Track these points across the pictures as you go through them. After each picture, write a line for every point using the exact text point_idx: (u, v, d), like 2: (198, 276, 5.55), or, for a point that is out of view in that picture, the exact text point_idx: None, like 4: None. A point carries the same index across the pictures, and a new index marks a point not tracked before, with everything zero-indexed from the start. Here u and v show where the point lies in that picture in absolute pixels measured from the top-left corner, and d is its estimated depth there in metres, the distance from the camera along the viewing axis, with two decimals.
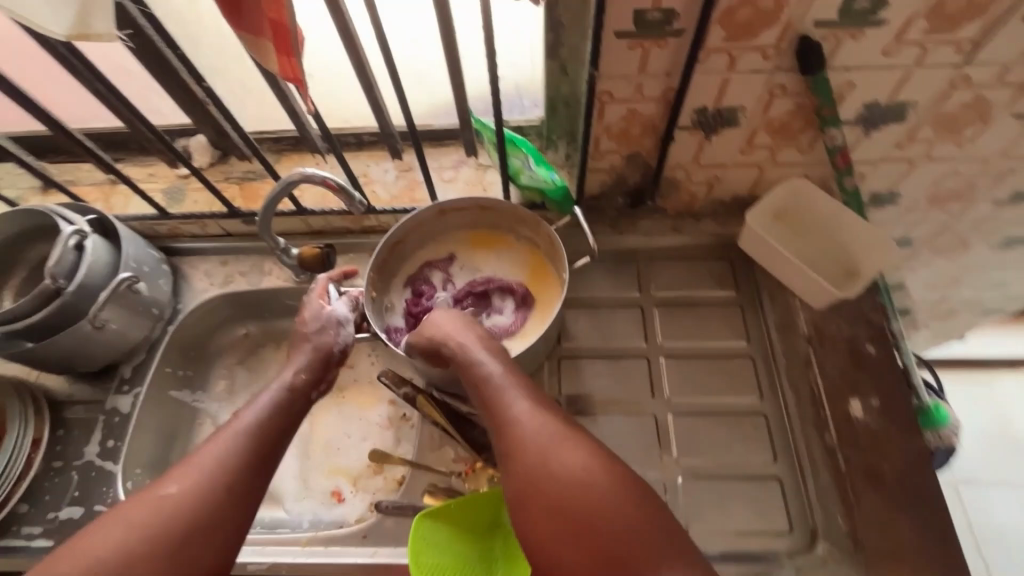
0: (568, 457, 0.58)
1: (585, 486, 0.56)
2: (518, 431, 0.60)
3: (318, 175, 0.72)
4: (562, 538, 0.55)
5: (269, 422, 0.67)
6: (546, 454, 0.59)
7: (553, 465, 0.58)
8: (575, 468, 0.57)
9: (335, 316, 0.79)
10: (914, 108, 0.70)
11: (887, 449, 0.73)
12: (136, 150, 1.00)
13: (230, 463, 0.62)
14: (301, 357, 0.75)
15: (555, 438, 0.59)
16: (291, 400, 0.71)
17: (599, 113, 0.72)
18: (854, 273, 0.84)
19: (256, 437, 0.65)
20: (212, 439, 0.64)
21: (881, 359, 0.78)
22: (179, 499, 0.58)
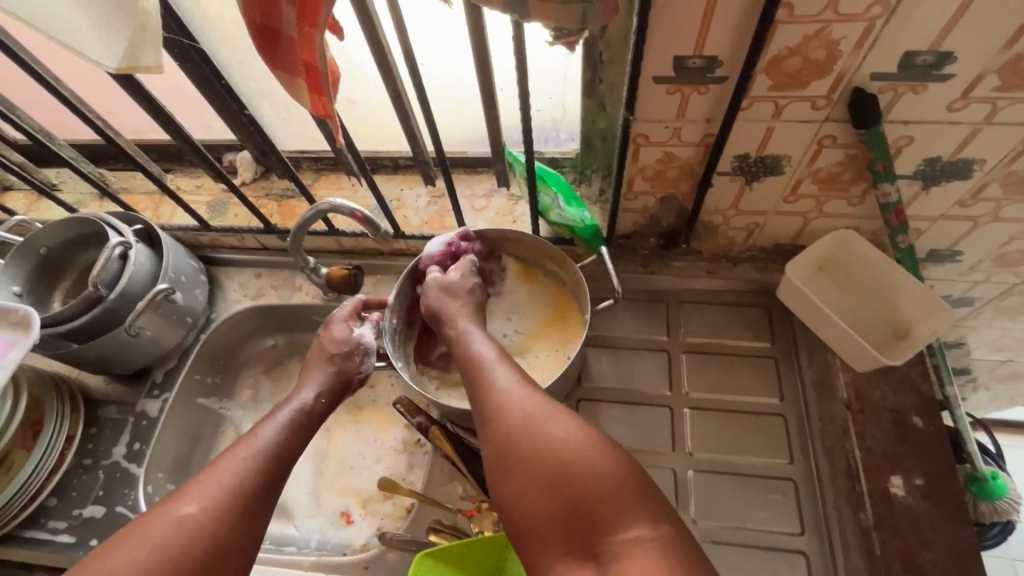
0: (543, 413, 0.56)
1: (560, 437, 0.54)
2: (495, 392, 0.60)
3: (345, 206, 0.73)
4: (539, 496, 0.52)
5: (284, 442, 0.67)
6: (521, 411, 0.57)
7: (528, 418, 0.56)
8: (550, 422, 0.56)
9: (361, 341, 0.79)
10: (981, 166, 0.65)
11: (929, 535, 0.66)
12: (186, 162, 1.05)
13: (244, 483, 0.61)
14: (319, 376, 0.76)
15: (531, 397, 0.58)
16: (306, 419, 0.71)
17: (634, 155, 0.70)
18: (903, 336, 0.79)
19: (270, 455, 0.65)
20: (228, 455, 0.63)
21: (930, 433, 0.72)
22: (196, 517, 0.56)
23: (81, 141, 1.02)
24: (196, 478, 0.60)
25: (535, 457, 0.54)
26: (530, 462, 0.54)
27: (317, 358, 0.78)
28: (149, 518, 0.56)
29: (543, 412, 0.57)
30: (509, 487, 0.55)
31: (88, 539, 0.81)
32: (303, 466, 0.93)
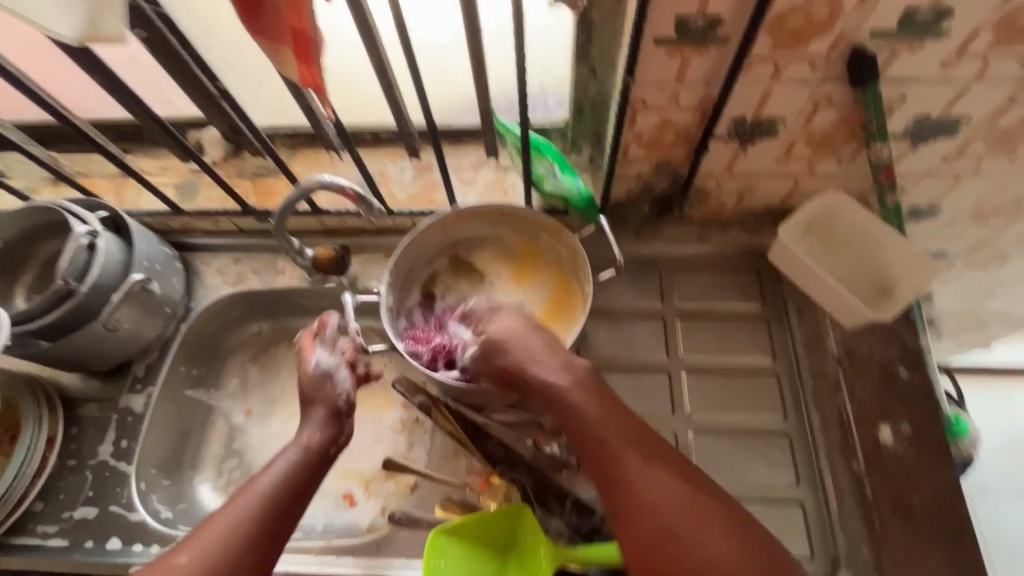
0: (680, 510, 0.55)
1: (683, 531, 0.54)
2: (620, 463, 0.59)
3: (334, 182, 0.69)
4: None
5: (288, 484, 0.63)
6: (651, 500, 0.56)
7: (665, 514, 0.55)
8: (682, 521, 0.54)
9: (324, 368, 0.73)
10: (968, 123, 0.66)
11: (915, 478, 0.70)
12: (148, 142, 0.98)
13: (243, 530, 0.58)
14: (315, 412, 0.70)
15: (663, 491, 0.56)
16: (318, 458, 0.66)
17: (630, 121, 0.69)
18: (888, 292, 0.81)
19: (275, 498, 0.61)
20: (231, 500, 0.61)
21: (914, 383, 0.75)
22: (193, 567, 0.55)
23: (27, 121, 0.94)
24: (198, 527, 0.59)
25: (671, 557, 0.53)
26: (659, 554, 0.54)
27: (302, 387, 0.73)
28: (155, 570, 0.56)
29: (676, 509, 0.55)
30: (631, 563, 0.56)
31: (82, 541, 0.78)
32: None
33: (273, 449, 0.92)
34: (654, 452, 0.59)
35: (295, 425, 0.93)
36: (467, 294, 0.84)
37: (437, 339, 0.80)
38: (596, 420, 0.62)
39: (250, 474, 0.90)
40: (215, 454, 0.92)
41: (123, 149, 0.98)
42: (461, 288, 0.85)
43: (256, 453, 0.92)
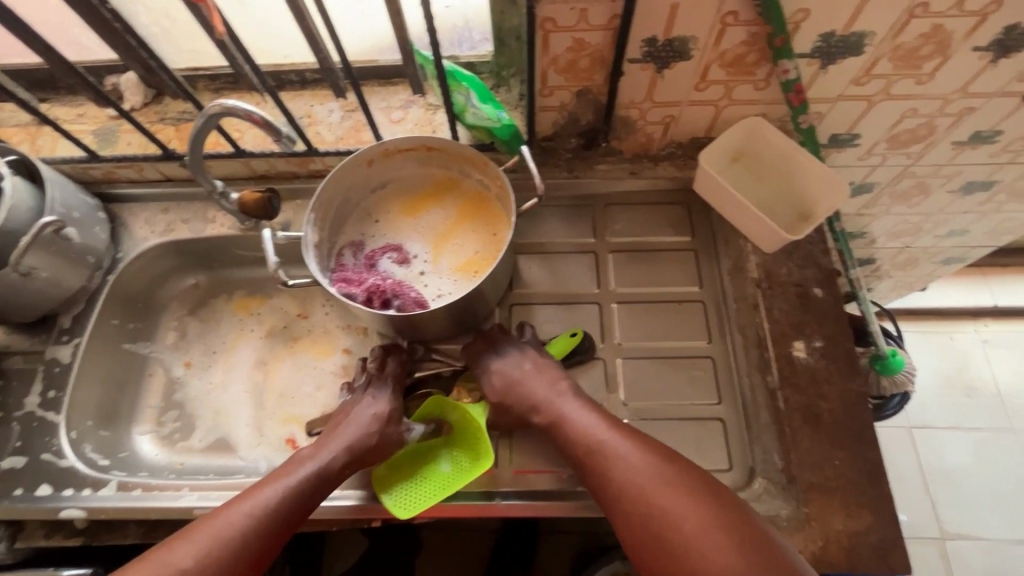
0: (650, 491, 0.61)
1: (681, 507, 0.59)
2: (606, 463, 0.64)
3: (237, 107, 0.67)
4: (623, 514, 0.62)
5: (312, 484, 0.67)
6: (635, 485, 0.62)
7: (636, 482, 0.62)
8: (684, 512, 0.59)
9: (368, 401, 0.76)
10: (871, 39, 0.67)
11: (826, 388, 0.74)
12: (63, 89, 0.94)
13: (278, 505, 0.65)
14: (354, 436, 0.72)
15: (642, 470, 0.63)
16: (351, 460, 0.70)
17: (543, 43, 0.68)
18: (808, 217, 0.83)
19: (302, 492, 0.66)
20: (267, 480, 0.67)
21: (828, 302, 0.78)
22: (233, 525, 0.62)
23: None
24: (242, 492, 0.66)
25: (653, 522, 0.60)
26: (646, 522, 0.60)
27: (355, 415, 0.74)
28: (211, 518, 0.63)
29: (654, 487, 0.61)
30: (634, 555, 0.61)
31: (12, 490, 0.76)
32: (244, 400, 0.91)
33: (214, 399, 0.91)
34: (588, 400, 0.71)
35: (234, 375, 0.93)
36: (397, 234, 0.85)
37: (370, 282, 0.78)
38: (554, 403, 0.71)
39: (191, 424, 0.90)
40: (155, 407, 0.91)
41: (37, 98, 0.94)
42: (386, 234, 0.85)
43: (197, 404, 0.91)
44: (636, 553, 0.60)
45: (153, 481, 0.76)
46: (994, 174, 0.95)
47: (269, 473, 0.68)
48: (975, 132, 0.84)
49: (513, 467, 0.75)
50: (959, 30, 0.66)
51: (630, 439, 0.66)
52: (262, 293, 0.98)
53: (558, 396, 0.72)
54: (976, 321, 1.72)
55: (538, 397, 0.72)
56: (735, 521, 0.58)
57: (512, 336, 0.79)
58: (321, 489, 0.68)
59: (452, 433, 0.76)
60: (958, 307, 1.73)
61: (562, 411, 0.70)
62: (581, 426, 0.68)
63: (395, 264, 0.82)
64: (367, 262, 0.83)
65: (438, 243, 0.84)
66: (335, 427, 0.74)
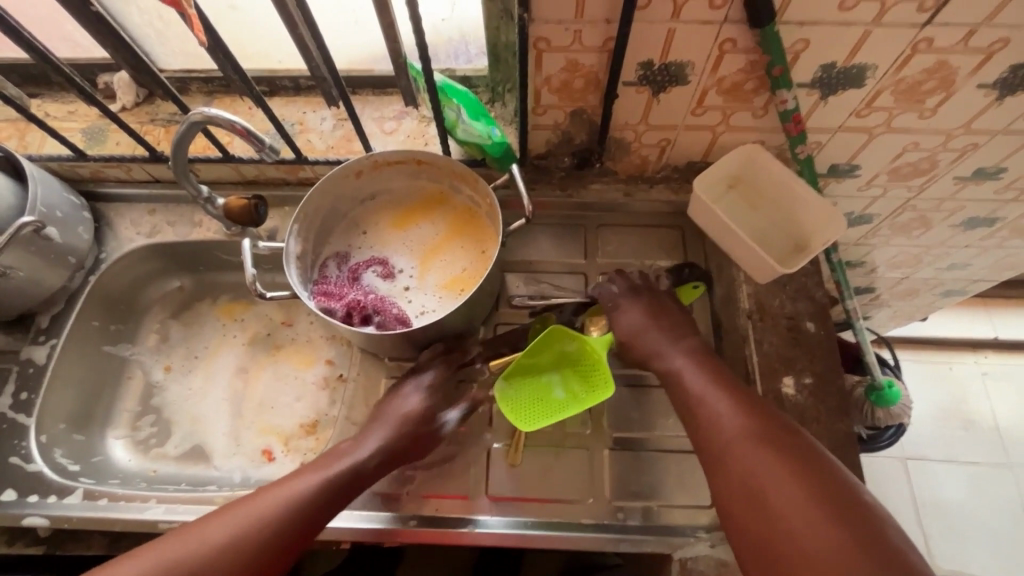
0: (750, 449, 0.58)
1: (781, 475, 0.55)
2: (707, 422, 0.62)
3: (220, 117, 0.66)
4: (720, 470, 0.59)
5: (311, 502, 0.62)
6: (735, 445, 0.59)
7: (736, 438, 0.59)
8: (782, 473, 0.55)
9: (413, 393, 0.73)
10: (872, 72, 0.66)
11: (814, 427, 0.72)
12: (54, 85, 0.93)
13: (317, 490, 0.63)
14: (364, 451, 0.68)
15: (746, 429, 0.59)
16: (349, 480, 0.65)
17: (536, 63, 0.67)
18: (804, 248, 0.82)
19: (300, 512, 0.61)
20: (272, 490, 0.62)
21: (820, 337, 0.76)
22: (280, 503, 0.60)
23: None
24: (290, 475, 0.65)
25: (747, 479, 0.56)
26: (743, 486, 0.56)
27: (393, 410, 0.72)
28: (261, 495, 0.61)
29: (752, 448, 0.58)
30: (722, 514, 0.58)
31: None
32: (222, 407, 0.89)
33: (192, 405, 0.90)
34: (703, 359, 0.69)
35: (213, 381, 0.91)
36: (384, 248, 0.83)
37: (351, 297, 0.77)
38: (669, 354, 0.70)
39: (167, 430, 0.88)
40: (131, 410, 0.90)
41: (28, 93, 0.93)
42: (372, 246, 0.83)
43: (174, 409, 0.90)
44: (725, 509, 0.57)
45: (121, 491, 0.74)
46: (997, 211, 0.93)
47: (279, 479, 0.64)
48: (978, 168, 0.82)
49: (488, 494, 0.74)
50: (963, 67, 0.64)
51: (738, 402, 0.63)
52: (246, 299, 0.97)
53: (676, 347, 0.70)
54: (976, 353, 1.70)
55: (661, 346, 0.71)
56: (836, 498, 0.53)
57: (653, 287, 0.78)
58: (354, 485, 0.66)
59: (570, 361, 0.74)
60: (958, 337, 1.70)
61: (677, 363, 0.69)
62: (692, 380, 0.66)
63: (379, 279, 0.81)
64: (351, 275, 0.81)
65: (423, 258, 0.82)
66: (376, 419, 0.72)
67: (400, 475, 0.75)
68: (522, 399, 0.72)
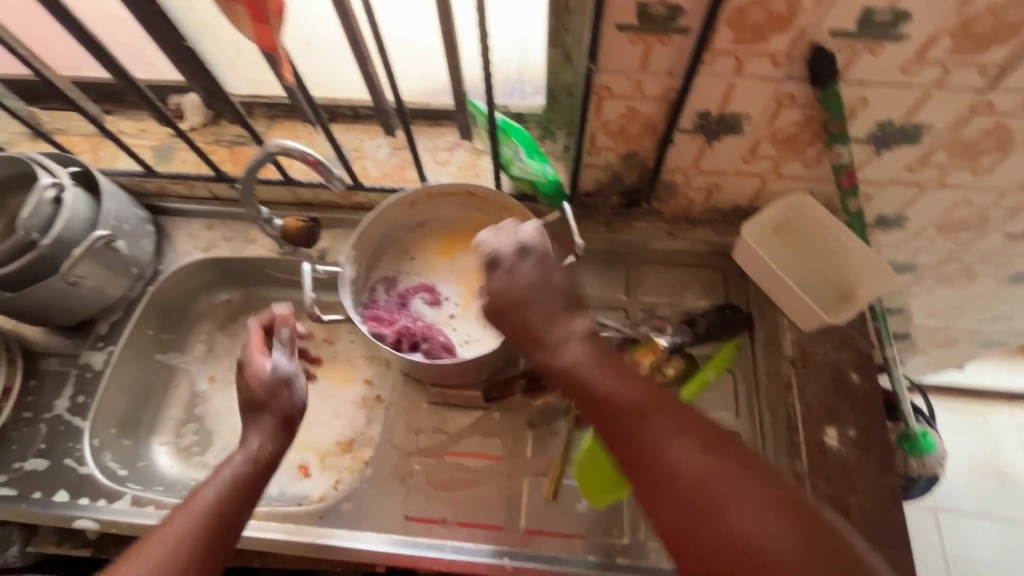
0: (685, 460, 0.50)
1: (707, 466, 0.49)
2: (613, 414, 0.54)
3: (296, 149, 0.69)
4: (661, 495, 0.50)
5: (221, 508, 0.57)
6: (651, 436, 0.52)
7: (670, 451, 0.50)
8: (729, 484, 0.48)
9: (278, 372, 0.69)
10: (929, 131, 0.66)
11: (857, 481, 0.71)
12: (128, 103, 0.98)
13: (220, 493, 0.59)
14: (250, 442, 0.64)
15: (671, 436, 0.51)
16: (250, 473, 0.61)
17: (596, 108, 0.69)
18: (848, 297, 0.82)
19: (206, 524, 0.56)
20: (162, 529, 0.55)
21: (865, 389, 0.76)
22: (188, 523, 0.55)
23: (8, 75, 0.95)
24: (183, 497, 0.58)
25: (692, 499, 0.48)
26: (669, 487, 0.50)
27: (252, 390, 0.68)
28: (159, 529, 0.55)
29: (689, 461, 0.50)
30: (672, 547, 0.49)
31: (30, 492, 0.78)
32: None
33: (233, 417, 0.92)
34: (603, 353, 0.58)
35: None
36: (434, 275, 0.85)
37: (401, 323, 0.79)
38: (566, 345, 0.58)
39: (209, 439, 0.91)
40: (176, 418, 0.92)
41: (103, 110, 0.99)
42: (419, 273, 0.86)
43: (216, 419, 0.92)
44: (675, 542, 0.49)
45: (167, 499, 0.76)
46: None
47: (170, 512, 0.57)
48: None
49: (523, 526, 0.74)
50: (1021, 130, 0.65)
51: (658, 402, 0.54)
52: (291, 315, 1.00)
53: (566, 326, 0.60)
54: (1012, 405, 1.65)
55: (547, 317, 0.60)
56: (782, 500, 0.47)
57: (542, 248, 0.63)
58: (260, 471, 0.63)
59: None
60: (994, 388, 1.66)
61: (570, 353, 0.58)
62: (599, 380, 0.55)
63: (426, 306, 0.83)
64: (400, 300, 0.83)
65: (470, 287, 0.84)
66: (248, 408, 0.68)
67: (437, 502, 0.76)
68: (599, 472, 0.72)
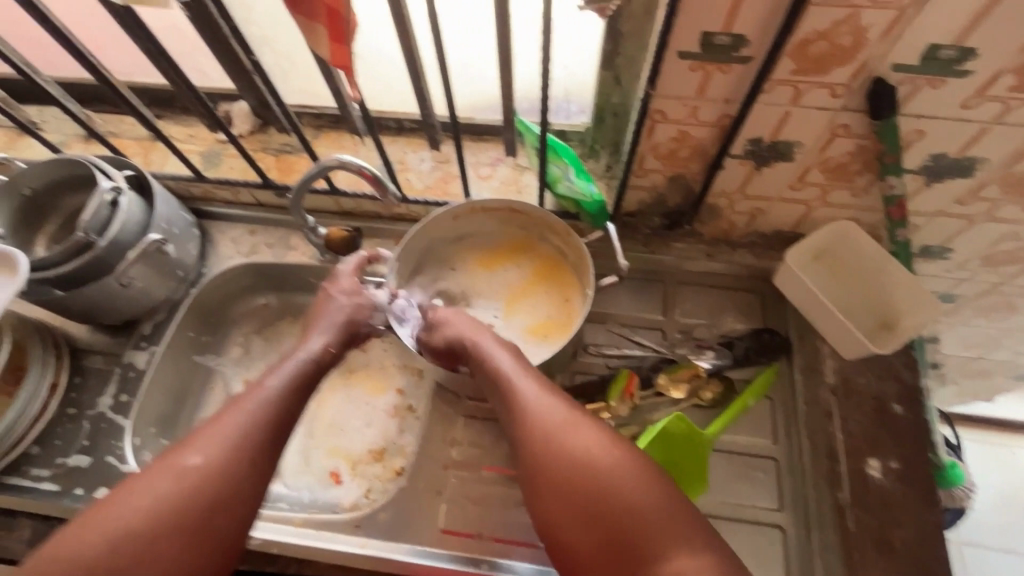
0: (583, 474, 0.56)
1: (600, 457, 0.56)
2: (529, 421, 0.60)
3: (353, 163, 0.71)
4: (568, 510, 0.55)
5: (290, 394, 0.65)
6: (561, 454, 0.57)
7: (575, 467, 0.56)
8: (625, 491, 0.54)
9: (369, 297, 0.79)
10: (984, 165, 0.66)
11: (900, 514, 0.70)
12: (178, 108, 1.01)
13: (288, 384, 0.66)
14: (312, 343, 0.72)
15: (576, 452, 0.57)
16: (313, 371, 0.69)
17: (648, 131, 0.70)
18: (891, 327, 0.81)
19: (271, 411, 0.62)
20: (217, 419, 0.61)
21: (908, 421, 0.75)
22: (264, 403, 0.62)
23: (67, 79, 0.98)
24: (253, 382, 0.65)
25: (592, 510, 0.54)
26: (567, 484, 0.56)
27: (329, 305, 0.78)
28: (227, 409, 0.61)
29: (586, 476, 0.56)
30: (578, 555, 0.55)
31: (72, 488, 0.79)
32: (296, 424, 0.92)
33: None
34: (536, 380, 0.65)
35: None
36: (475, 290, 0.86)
37: None
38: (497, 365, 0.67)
39: None
40: None
41: (155, 114, 1.01)
42: (458, 288, 0.87)
43: None
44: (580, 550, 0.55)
45: None
46: None
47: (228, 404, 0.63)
48: None
49: None
50: None
51: (570, 421, 0.60)
52: None
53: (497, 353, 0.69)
54: None
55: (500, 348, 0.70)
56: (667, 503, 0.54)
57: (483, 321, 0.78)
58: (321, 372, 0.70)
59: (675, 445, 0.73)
60: None
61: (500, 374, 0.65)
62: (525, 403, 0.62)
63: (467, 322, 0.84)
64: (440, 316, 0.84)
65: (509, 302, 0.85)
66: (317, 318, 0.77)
67: (472, 515, 0.76)
68: None
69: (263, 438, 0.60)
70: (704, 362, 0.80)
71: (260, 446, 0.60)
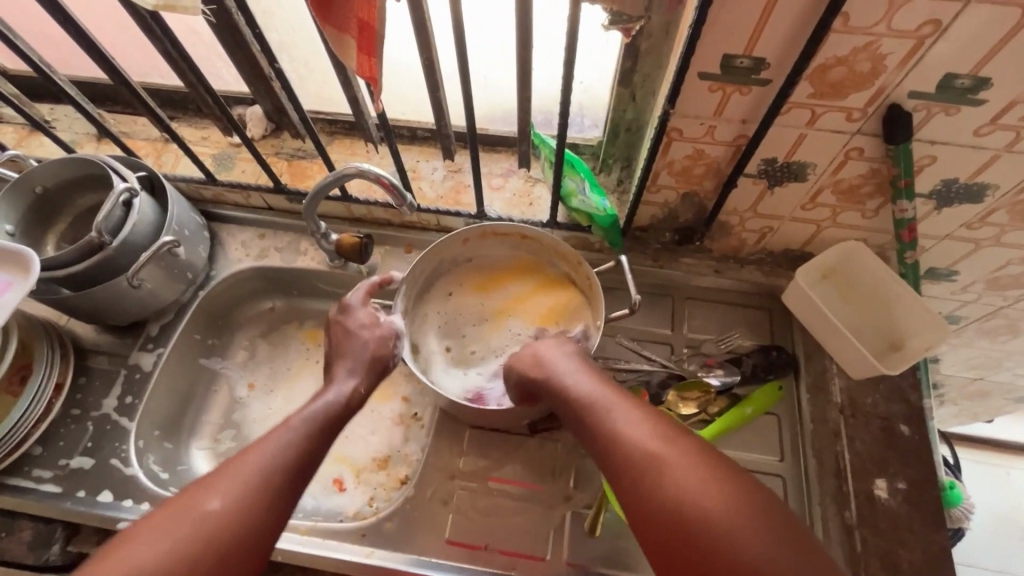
0: (698, 514, 0.50)
1: (711, 502, 0.50)
2: (624, 457, 0.56)
3: (372, 171, 0.71)
4: (675, 553, 0.50)
5: (311, 438, 0.63)
6: (667, 487, 0.52)
7: (684, 505, 0.51)
8: (743, 538, 0.48)
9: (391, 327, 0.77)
10: (994, 192, 0.67)
11: (907, 536, 0.71)
12: (192, 111, 1.01)
13: (310, 428, 0.64)
14: (343, 385, 0.70)
15: (686, 487, 0.51)
16: (337, 412, 0.67)
17: (664, 148, 0.70)
18: (898, 347, 0.82)
19: (294, 453, 0.61)
20: (245, 455, 0.60)
21: (915, 442, 0.76)
22: (284, 446, 0.61)
23: (83, 78, 0.98)
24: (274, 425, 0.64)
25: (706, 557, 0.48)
26: (669, 528, 0.51)
27: (345, 340, 0.75)
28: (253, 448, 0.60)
29: (699, 517, 0.49)
30: None
31: (74, 490, 0.79)
32: None
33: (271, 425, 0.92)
34: (629, 406, 0.60)
35: (294, 404, 0.94)
36: (474, 313, 0.87)
37: None
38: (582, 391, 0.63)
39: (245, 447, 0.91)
40: (214, 423, 0.93)
41: (168, 116, 1.02)
42: (461, 307, 0.87)
43: (253, 427, 0.92)
44: None
45: None
46: None
47: (254, 442, 0.61)
48: None
49: (564, 558, 0.73)
50: None
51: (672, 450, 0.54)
52: None
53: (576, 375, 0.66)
54: None
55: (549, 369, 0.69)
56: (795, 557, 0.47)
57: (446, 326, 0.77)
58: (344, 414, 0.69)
59: None
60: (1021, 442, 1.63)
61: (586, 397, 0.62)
62: (619, 428, 0.58)
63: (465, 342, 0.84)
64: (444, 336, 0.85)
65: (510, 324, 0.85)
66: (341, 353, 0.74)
67: (478, 527, 0.76)
68: None
69: (283, 483, 0.59)
70: (713, 379, 0.81)
71: (281, 491, 0.58)
